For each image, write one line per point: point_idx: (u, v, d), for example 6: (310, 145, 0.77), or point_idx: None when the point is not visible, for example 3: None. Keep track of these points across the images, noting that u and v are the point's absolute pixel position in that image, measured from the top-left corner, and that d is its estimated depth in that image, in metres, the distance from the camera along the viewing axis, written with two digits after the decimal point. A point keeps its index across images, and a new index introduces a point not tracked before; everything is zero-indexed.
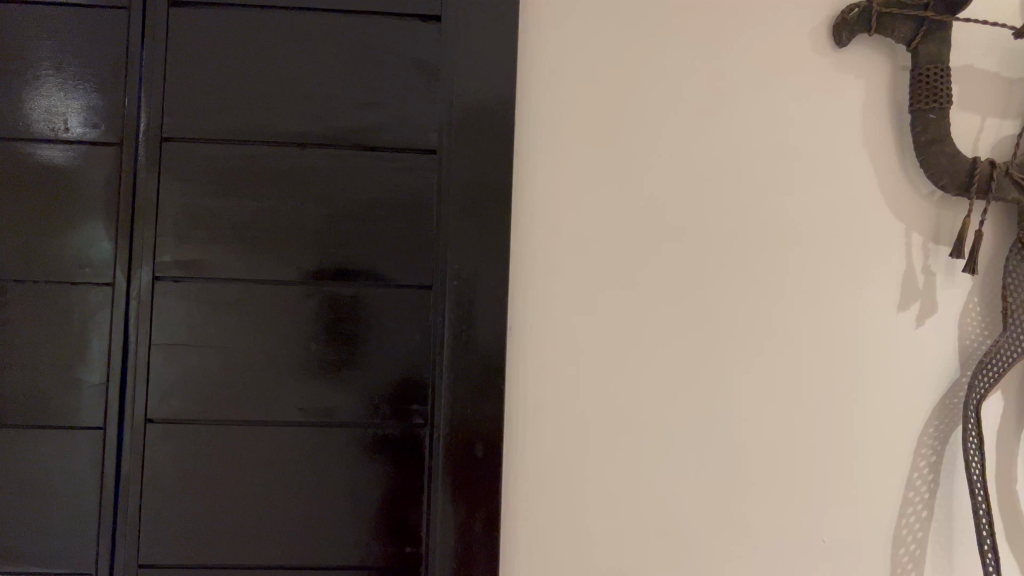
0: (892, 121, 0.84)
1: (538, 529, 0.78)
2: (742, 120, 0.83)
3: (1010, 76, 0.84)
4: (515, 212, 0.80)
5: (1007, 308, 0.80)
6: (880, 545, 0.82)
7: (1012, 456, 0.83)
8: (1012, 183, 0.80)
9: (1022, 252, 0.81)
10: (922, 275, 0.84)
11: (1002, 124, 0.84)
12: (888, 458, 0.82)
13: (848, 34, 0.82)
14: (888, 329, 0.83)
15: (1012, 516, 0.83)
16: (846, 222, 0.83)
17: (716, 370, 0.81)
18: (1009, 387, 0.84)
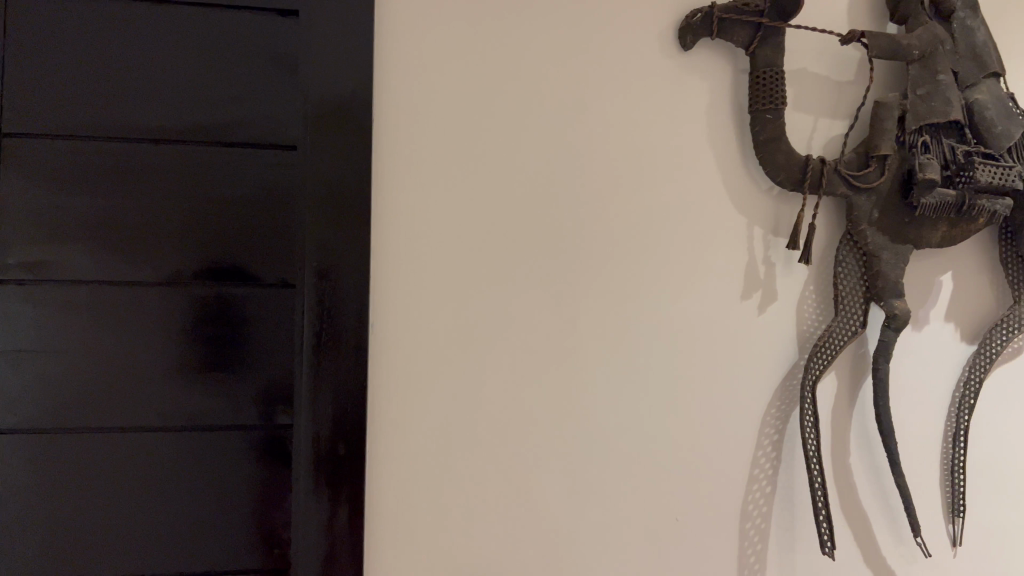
0: (735, 120, 0.90)
1: (402, 522, 0.79)
2: (598, 118, 0.86)
3: (839, 79, 0.91)
4: (376, 209, 0.80)
5: (838, 294, 0.87)
6: (729, 521, 0.87)
7: (846, 431, 0.90)
8: (841, 179, 0.87)
9: (851, 241, 0.88)
10: (763, 265, 0.90)
11: (833, 124, 0.91)
12: (735, 439, 0.88)
13: (692, 37, 0.87)
14: (734, 316, 0.89)
15: (845, 487, 0.90)
16: (696, 216, 0.89)
17: (575, 360, 0.84)
18: (842, 368, 0.90)
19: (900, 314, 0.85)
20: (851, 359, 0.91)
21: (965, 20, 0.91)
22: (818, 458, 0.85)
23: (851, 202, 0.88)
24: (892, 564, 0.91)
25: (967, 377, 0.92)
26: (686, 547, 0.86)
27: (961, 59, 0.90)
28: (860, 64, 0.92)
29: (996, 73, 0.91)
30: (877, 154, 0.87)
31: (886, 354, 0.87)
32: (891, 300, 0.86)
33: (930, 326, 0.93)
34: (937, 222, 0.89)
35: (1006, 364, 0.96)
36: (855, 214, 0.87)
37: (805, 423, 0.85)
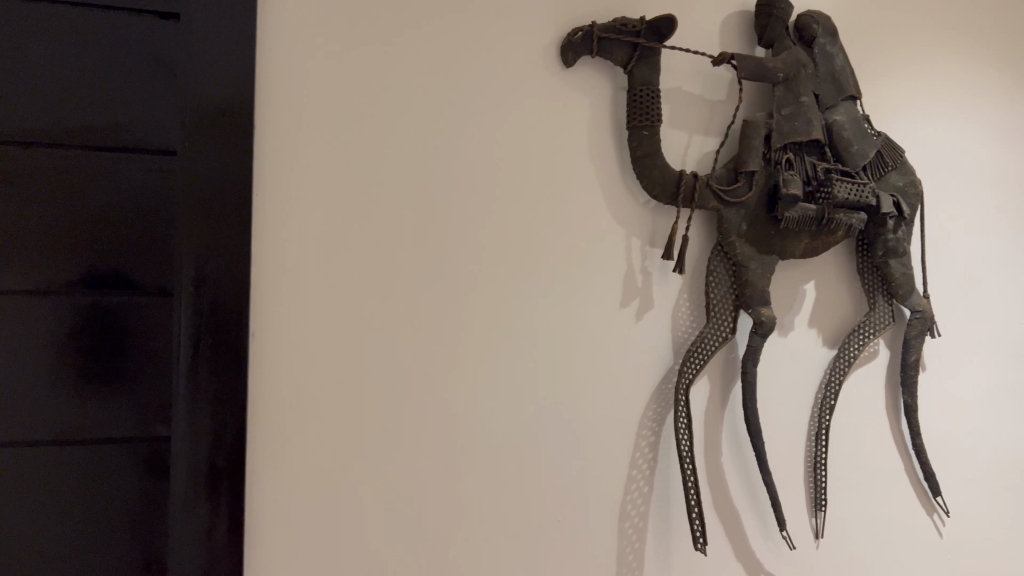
0: (614, 135, 0.94)
1: (284, 532, 0.78)
2: (482, 130, 0.88)
3: (711, 99, 0.97)
4: (258, 217, 0.79)
5: (710, 303, 0.92)
6: (608, 522, 0.90)
7: (718, 431, 0.95)
8: (712, 194, 0.92)
9: (722, 252, 0.93)
10: (640, 275, 0.94)
11: (705, 141, 0.96)
12: (615, 442, 0.91)
13: (573, 55, 0.90)
14: (614, 323, 0.92)
15: (718, 486, 0.94)
16: (577, 226, 0.92)
17: (459, 368, 0.86)
18: (713, 372, 0.95)
19: (767, 321, 0.91)
20: (723, 363, 0.96)
21: (825, 46, 0.98)
22: (691, 458, 0.89)
23: (721, 215, 0.93)
24: (760, 556, 0.96)
25: (828, 378, 0.98)
26: (567, 547, 0.89)
27: (821, 82, 0.97)
28: (731, 85, 0.98)
29: (851, 96, 0.98)
30: (745, 170, 0.92)
31: (754, 358, 0.92)
32: (759, 307, 0.91)
33: (796, 332, 0.99)
34: (800, 234, 0.95)
35: (863, 366, 1.03)
36: (725, 227, 0.92)
37: (679, 424, 0.89)
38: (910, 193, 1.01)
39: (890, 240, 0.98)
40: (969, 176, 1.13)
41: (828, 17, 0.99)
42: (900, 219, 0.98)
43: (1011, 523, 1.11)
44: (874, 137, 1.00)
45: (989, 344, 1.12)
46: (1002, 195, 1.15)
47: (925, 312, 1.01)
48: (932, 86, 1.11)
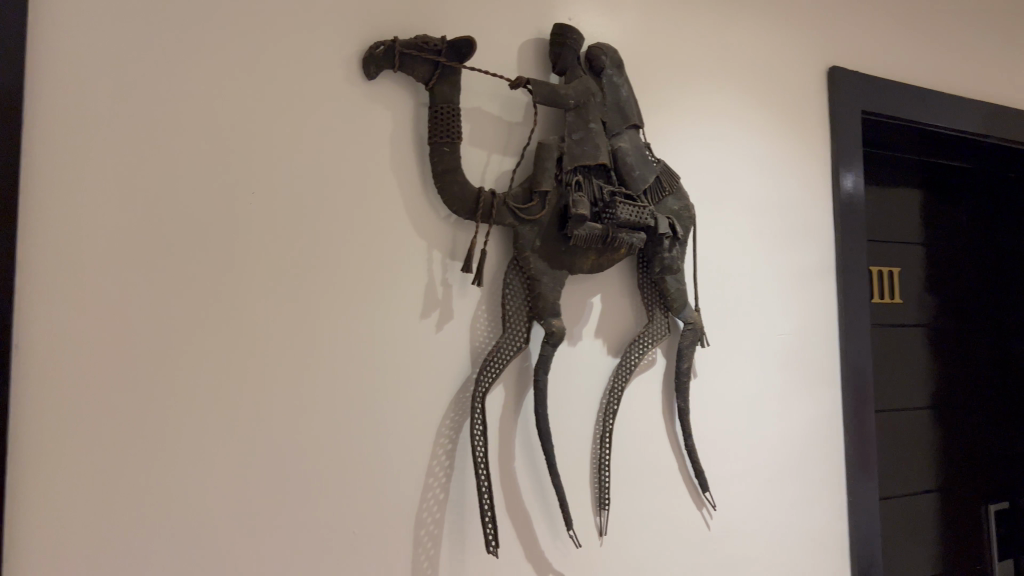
0: (415, 150, 0.95)
1: (48, 555, 0.73)
2: (280, 137, 0.88)
3: (509, 119, 1.03)
4: (25, 220, 0.75)
5: (505, 314, 0.96)
6: (403, 529, 0.91)
7: (511, 438, 0.99)
8: (509, 211, 0.96)
9: (517, 267, 0.98)
10: (440, 286, 0.96)
11: (503, 160, 1.02)
12: (412, 450, 0.93)
13: (375, 68, 0.92)
14: (413, 333, 0.94)
15: (510, 489, 0.99)
16: (377, 237, 0.93)
17: (252, 378, 0.84)
18: (508, 380, 1.00)
19: (557, 331, 0.96)
20: (517, 373, 1.00)
21: (612, 77, 1.07)
22: (485, 464, 0.92)
23: (516, 231, 0.97)
24: (548, 556, 1.01)
25: (612, 385, 1.05)
26: (362, 557, 0.89)
27: (608, 110, 1.06)
28: (527, 108, 1.04)
29: (635, 124, 1.07)
30: (539, 189, 0.98)
31: (545, 367, 0.97)
32: (550, 318, 0.96)
33: (583, 342, 1.06)
34: (588, 251, 1.01)
35: (643, 374, 1.12)
36: (520, 242, 0.97)
37: (474, 432, 0.92)
38: (685, 215, 1.12)
39: (666, 258, 1.07)
40: (735, 202, 1.26)
41: (615, 50, 1.08)
42: (674, 239, 1.08)
43: (769, 513, 1.24)
44: (654, 164, 1.09)
45: (750, 352, 1.25)
46: (763, 219, 1.29)
47: (695, 325, 1.11)
48: (705, 119, 1.23)
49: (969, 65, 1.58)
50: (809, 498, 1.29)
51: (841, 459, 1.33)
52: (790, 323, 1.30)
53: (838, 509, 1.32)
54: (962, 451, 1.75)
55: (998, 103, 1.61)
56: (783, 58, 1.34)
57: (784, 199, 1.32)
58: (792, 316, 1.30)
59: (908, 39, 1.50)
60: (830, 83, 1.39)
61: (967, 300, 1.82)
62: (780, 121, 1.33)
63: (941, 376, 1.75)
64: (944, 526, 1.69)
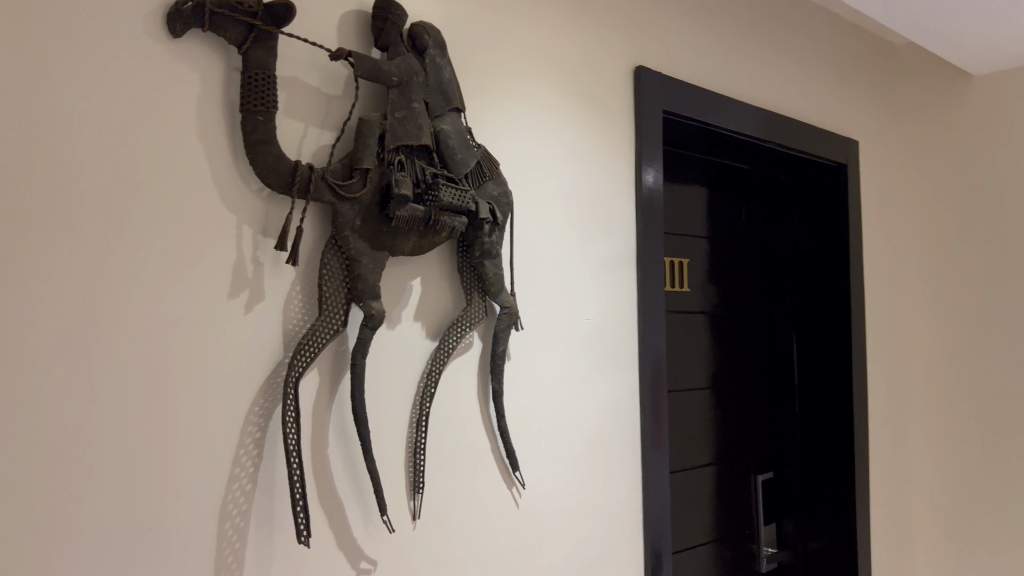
0: (225, 117, 0.89)
1: None
2: (67, 94, 0.78)
3: (327, 92, 0.98)
4: None
5: (322, 296, 0.93)
6: (206, 524, 0.85)
7: (325, 424, 0.96)
8: (328, 187, 0.93)
9: (336, 246, 0.94)
10: (250, 264, 0.90)
11: (321, 133, 0.98)
12: (216, 440, 0.86)
13: (181, 26, 0.84)
14: (219, 314, 0.88)
15: (322, 476, 0.95)
16: (180, 210, 0.85)
17: (29, 363, 0.75)
18: (322, 364, 0.96)
19: (376, 314, 0.95)
20: (332, 356, 0.97)
21: (435, 58, 1.05)
22: (298, 451, 0.88)
23: (336, 209, 0.94)
24: (361, 543, 0.99)
25: (429, 368, 1.05)
26: (159, 555, 0.82)
27: (431, 91, 1.04)
28: (347, 82, 1.01)
29: (456, 108, 1.07)
30: (360, 167, 0.95)
31: (362, 350, 0.95)
32: (369, 301, 0.95)
33: (401, 325, 1.05)
34: (409, 232, 1.00)
35: (459, 357, 1.13)
36: (339, 221, 0.94)
37: (287, 418, 0.88)
38: (503, 201, 1.13)
39: (486, 242, 1.09)
40: (548, 189, 1.29)
41: (438, 30, 1.07)
42: (494, 224, 1.09)
43: (574, 489, 1.29)
44: (475, 148, 1.10)
45: (558, 336, 1.29)
46: (573, 208, 1.34)
47: (511, 308, 1.14)
48: (522, 107, 1.25)
49: (753, 75, 1.74)
50: (608, 475, 1.36)
51: (636, 438, 1.42)
52: (596, 309, 1.36)
53: (634, 484, 1.40)
54: (734, 426, 1.93)
55: (775, 112, 1.79)
56: (595, 53, 1.39)
57: (593, 190, 1.37)
58: (597, 301, 1.36)
59: (705, 47, 1.62)
60: (636, 80, 1.46)
61: (742, 290, 2.00)
62: (590, 114, 1.38)
63: (719, 358, 1.91)
64: (718, 495, 1.85)
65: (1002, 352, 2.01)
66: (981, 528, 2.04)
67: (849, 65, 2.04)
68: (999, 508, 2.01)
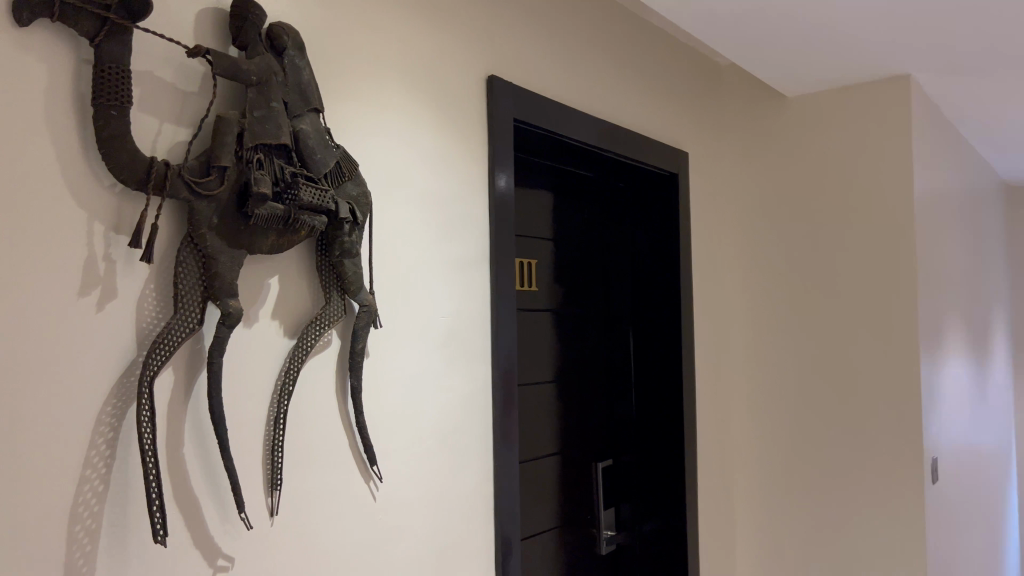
0: (75, 111, 0.87)
1: None
2: None
3: (183, 88, 0.98)
4: None
5: (178, 294, 0.92)
6: (55, 529, 0.83)
7: (180, 423, 0.95)
8: (184, 184, 0.93)
9: (192, 245, 0.94)
10: (102, 262, 0.89)
11: (177, 130, 0.97)
12: (66, 441, 0.84)
13: (28, 15, 0.81)
14: (68, 313, 0.86)
15: (177, 477, 0.95)
16: (27, 205, 0.83)
17: None
18: (177, 363, 0.95)
19: (234, 312, 0.96)
20: (188, 354, 0.96)
21: (293, 59, 1.07)
22: (153, 450, 0.88)
23: (192, 207, 0.94)
24: (217, 541, 0.99)
25: (287, 366, 1.07)
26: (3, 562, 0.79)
27: (290, 91, 1.06)
28: (204, 79, 1.00)
29: (315, 109, 1.09)
30: (218, 164, 0.95)
31: (220, 348, 0.95)
32: (226, 299, 0.95)
33: (258, 323, 1.05)
34: (268, 231, 1.02)
35: (318, 354, 1.15)
36: (197, 219, 0.94)
37: (142, 417, 0.87)
38: (361, 201, 1.16)
39: (346, 242, 1.12)
40: (405, 192, 1.33)
41: (297, 32, 1.08)
42: (354, 223, 1.13)
43: (429, 482, 1.34)
44: (334, 149, 1.12)
45: (414, 334, 1.33)
46: (428, 210, 1.38)
47: (370, 307, 1.17)
48: (379, 111, 1.28)
49: (595, 89, 1.86)
50: (461, 468, 1.41)
51: (488, 431, 1.49)
52: (449, 307, 1.41)
53: (486, 475, 1.47)
54: (576, 418, 2.04)
55: (615, 123, 1.92)
56: (449, 62, 1.45)
57: (448, 193, 1.43)
58: (451, 300, 1.42)
59: (551, 60, 1.71)
60: (488, 89, 1.53)
61: (584, 290, 2.12)
62: (445, 120, 1.43)
63: (563, 354, 2.01)
64: (563, 483, 1.96)
65: (809, 346, 2.26)
66: (790, 504, 2.28)
67: (679, 81, 2.21)
68: (805, 485, 2.25)
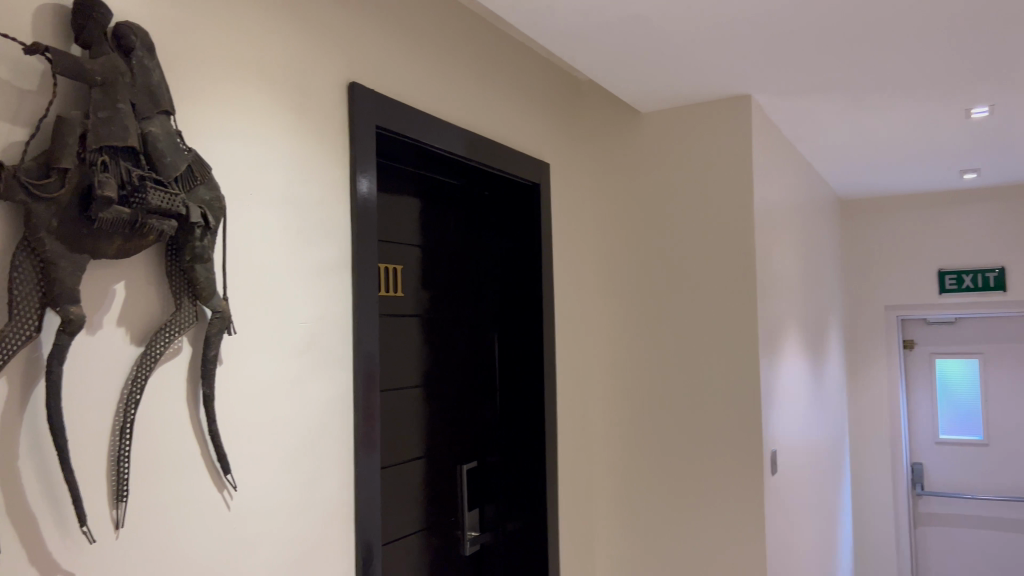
0: None
1: None
2: None
3: (21, 85, 0.94)
4: None
5: (12, 300, 0.89)
6: None
7: (16, 435, 0.91)
8: (20, 186, 0.90)
9: (29, 248, 0.91)
10: None
11: (13, 129, 0.93)
12: None
13: None
14: None
15: (11, 491, 0.91)
16: None
17: None
18: (12, 371, 0.92)
19: (75, 319, 0.94)
20: (25, 362, 0.93)
21: (142, 59, 1.05)
22: None
23: (29, 210, 0.91)
24: (57, 557, 0.95)
25: (134, 375, 1.04)
26: None
27: (137, 92, 1.04)
28: (44, 77, 0.97)
29: (165, 111, 1.07)
30: (57, 166, 0.92)
31: (60, 356, 0.92)
32: (67, 305, 0.93)
33: (102, 330, 1.02)
34: (112, 235, 0.99)
35: (168, 362, 1.12)
36: (34, 222, 0.91)
37: None
38: (214, 206, 1.15)
39: (197, 247, 1.10)
40: (262, 197, 1.32)
41: (146, 32, 1.06)
42: (206, 228, 1.12)
43: (287, 489, 1.33)
44: (185, 152, 1.10)
45: (271, 340, 1.32)
46: (287, 215, 1.37)
47: (223, 313, 1.16)
48: (235, 115, 1.27)
49: (457, 99, 1.90)
50: (320, 474, 1.41)
51: (348, 437, 1.49)
52: (308, 313, 1.40)
53: (346, 481, 1.47)
54: (442, 421, 2.07)
55: (478, 133, 1.97)
56: (309, 68, 1.45)
57: (308, 198, 1.43)
58: (311, 306, 1.41)
59: (413, 69, 1.74)
60: (350, 96, 1.53)
61: (452, 295, 2.15)
62: (305, 125, 1.43)
63: (429, 359, 2.04)
64: (427, 486, 1.98)
65: (662, 347, 2.39)
66: (645, 499, 2.39)
67: (540, 94, 2.29)
68: (658, 480, 2.38)
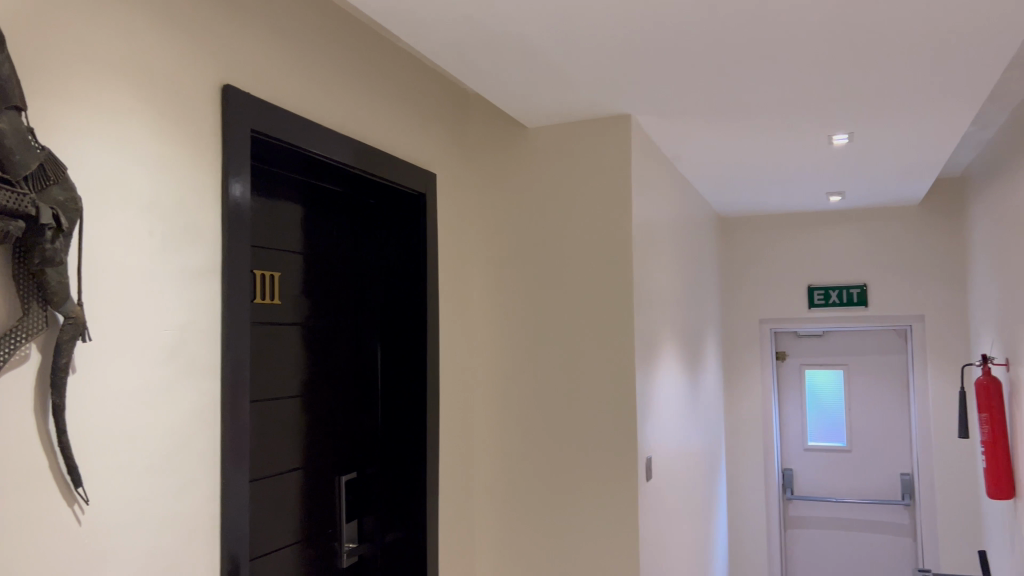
0: None
1: None
2: None
3: None
4: None
5: None
6: None
7: None
8: None
9: None
10: None
11: None
12: None
13: None
14: None
15: None
16: None
17: None
18: None
19: None
20: None
21: None
22: None
23: None
24: None
25: None
26: None
27: None
28: None
29: (15, 107, 1.02)
30: None
31: None
32: None
33: None
34: None
35: (12, 371, 1.07)
36: None
37: None
38: (69, 207, 1.10)
39: (48, 250, 1.06)
40: (124, 199, 1.27)
41: None
42: (58, 231, 1.07)
43: (145, 503, 1.28)
44: (37, 150, 1.05)
45: (131, 348, 1.27)
46: (152, 218, 1.33)
47: (77, 319, 1.11)
48: (96, 113, 1.22)
49: (338, 105, 1.88)
50: (183, 486, 1.36)
51: (214, 448, 1.45)
52: (173, 320, 1.36)
53: (211, 493, 1.43)
54: (322, 432, 2.04)
55: (360, 141, 1.96)
56: (180, 67, 1.41)
57: (175, 201, 1.38)
58: (176, 312, 1.37)
59: (291, 74, 1.72)
60: (224, 98, 1.50)
61: (335, 304, 2.12)
62: (173, 126, 1.39)
63: (308, 368, 2.00)
64: (304, 498, 1.95)
65: (544, 358, 2.43)
66: (525, 507, 2.43)
67: (426, 105, 2.30)
68: (538, 487, 2.41)
